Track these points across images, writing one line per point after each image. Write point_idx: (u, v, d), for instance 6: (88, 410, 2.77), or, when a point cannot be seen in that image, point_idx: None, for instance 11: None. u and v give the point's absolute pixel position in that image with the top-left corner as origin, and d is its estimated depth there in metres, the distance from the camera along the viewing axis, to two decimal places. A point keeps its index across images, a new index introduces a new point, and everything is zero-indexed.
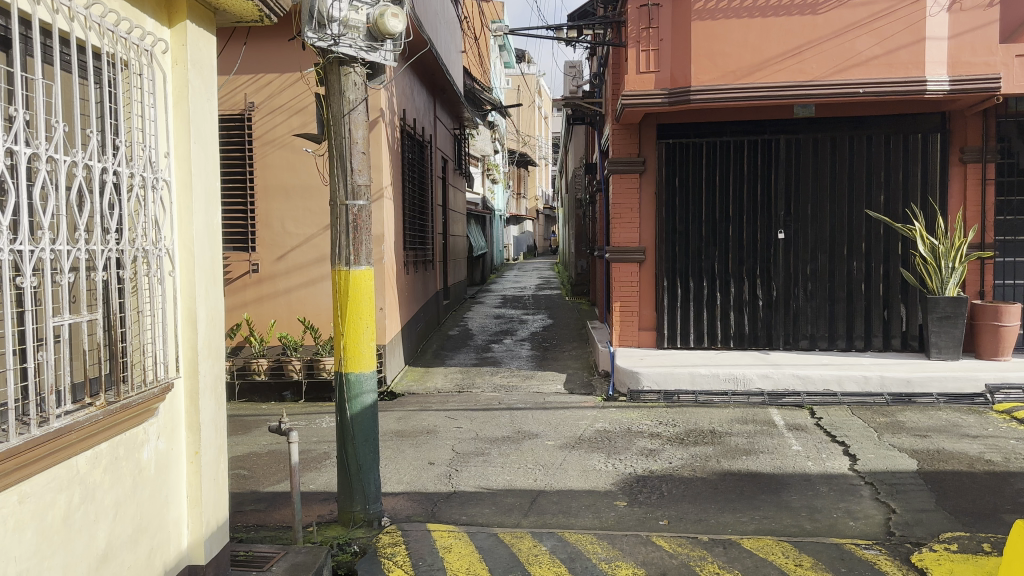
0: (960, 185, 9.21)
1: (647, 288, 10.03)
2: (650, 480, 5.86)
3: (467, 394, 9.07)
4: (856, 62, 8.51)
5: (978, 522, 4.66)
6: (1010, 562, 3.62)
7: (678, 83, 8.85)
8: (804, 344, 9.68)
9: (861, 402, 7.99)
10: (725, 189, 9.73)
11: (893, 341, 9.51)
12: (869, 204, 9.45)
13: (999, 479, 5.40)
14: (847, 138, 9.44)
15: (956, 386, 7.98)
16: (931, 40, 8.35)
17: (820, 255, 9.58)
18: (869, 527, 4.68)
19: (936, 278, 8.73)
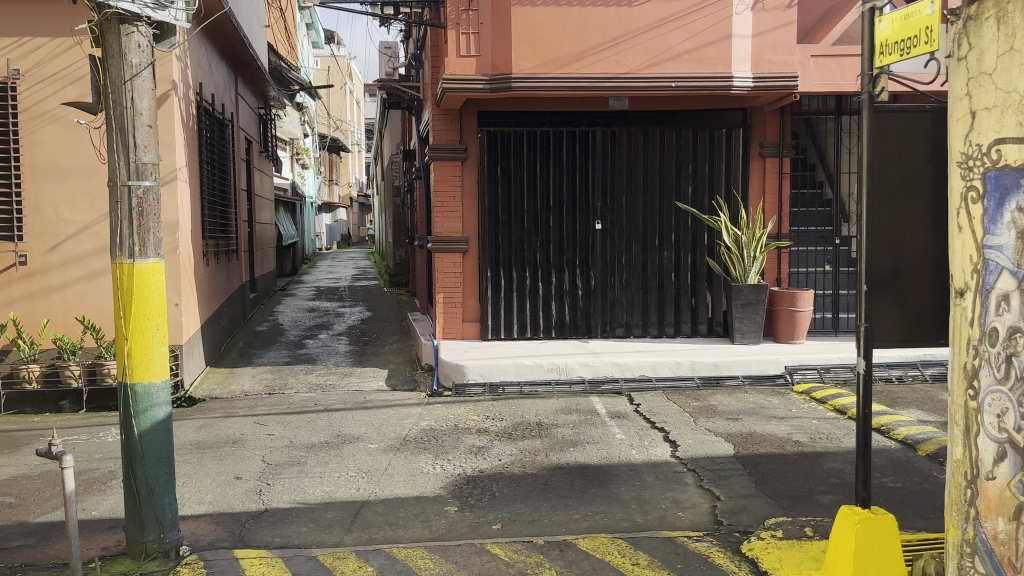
0: (759, 178, 9.76)
1: (470, 279, 9.77)
2: (480, 480, 5.60)
3: (279, 397, 8.37)
4: (669, 56, 8.73)
5: (796, 505, 4.91)
6: (839, 546, 3.88)
7: (498, 69, 8.65)
8: (620, 331, 9.90)
9: (674, 387, 8.27)
10: (546, 179, 9.69)
11: (700, 327, 9.98)
12: (678, 196, 9.81)
13: (808, 460, 5.74)
14: (657, 131, 9.72)
15: (759, 368, 8.47)
16: (736, 37, 8.75)
17: (634, 245, 9.83)
18: (697, 517, 4.78)
19: (739, 267, 9.22)
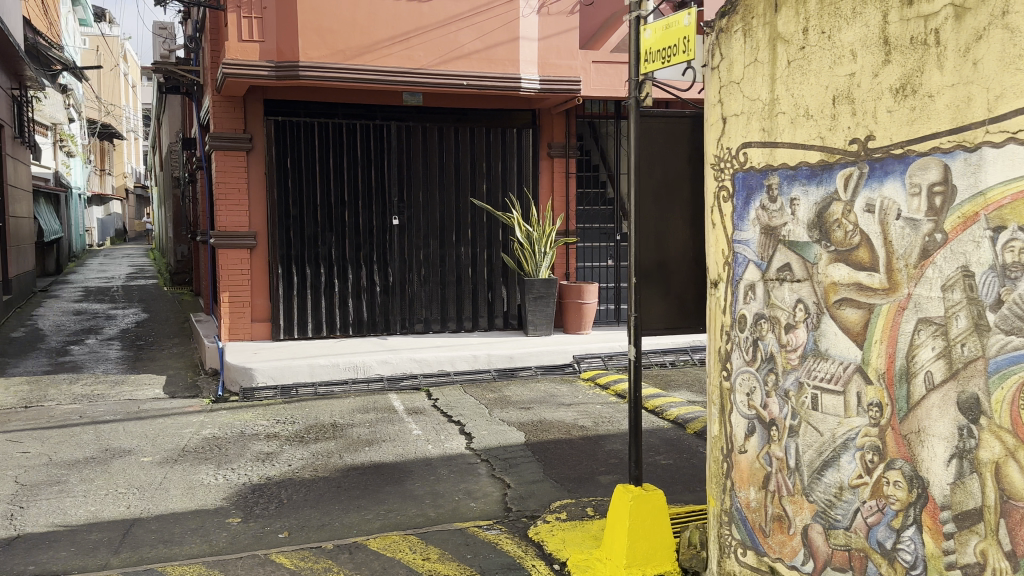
0: (549, 177, 10.13)
1: (260, 276, 9.30)
2: (267, 487, 5.34)
3: (37, 410, 7.47)
4: (459, 54, 8.83)
5: (580, 487, 5.18)
6: (614, 524, 4.14)
7: (284, 56, 8.28)
8: (419, 327, 9.90)
9: (471, 379, 8.42)
10: (340, 173, 9.44)
11: (496, 321, 10.20)
12: (473, 193, 9.97)
13: (592, 443, 6.07)
14: (451, 128, 9.81)
15: (550, 359, 8.82)
16: (523, 39, 9.03)
17: (431, 241, 9.86)
18: (488, 506, 4.91)
19: (531, 261, 9.55)
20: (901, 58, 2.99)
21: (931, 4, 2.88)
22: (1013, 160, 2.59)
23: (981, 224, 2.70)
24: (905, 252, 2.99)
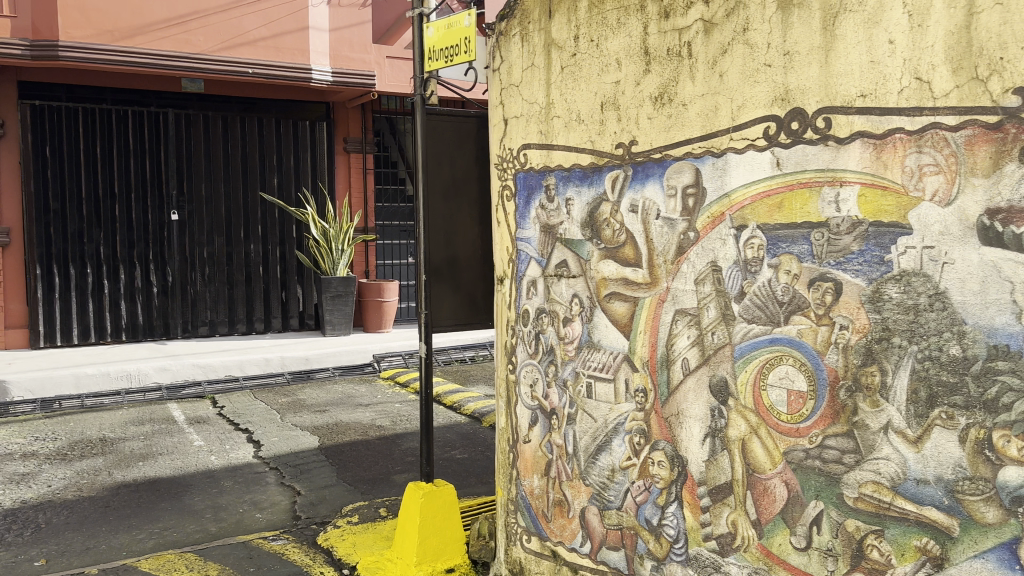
0: (345, 173, 9.96)
1: (13, 278, 8.32)
2: (20, 512, 4.79)
3: None
4: (244, 41, 8.42)
5: (374, 488, 5.13)
6: (405, 521, 4.12)
7: (41, 35, 7.50)
8: (204, 330, 9.34)
9: (263, 384, 8.05)
10: (110, 164, 8.67)
11: (291, 321, 9.86)
12: (263, 187, 9.55)
13: (388, 442, 6.02)
14: (237, 118, 9.34)
15: (348, 359, 8.65)
16: (313, 29, 8.76)
17: (217, 238, 9.32)
18: (275, 516, 4.72)
19: (328, 259, 9.38)
20: (658, 68, 3.22)
21: (683, 18, 3.11)
22: (754, 165, 2.86)
23: (727, 223, 2.95)
24: (664, 249, 3.18)
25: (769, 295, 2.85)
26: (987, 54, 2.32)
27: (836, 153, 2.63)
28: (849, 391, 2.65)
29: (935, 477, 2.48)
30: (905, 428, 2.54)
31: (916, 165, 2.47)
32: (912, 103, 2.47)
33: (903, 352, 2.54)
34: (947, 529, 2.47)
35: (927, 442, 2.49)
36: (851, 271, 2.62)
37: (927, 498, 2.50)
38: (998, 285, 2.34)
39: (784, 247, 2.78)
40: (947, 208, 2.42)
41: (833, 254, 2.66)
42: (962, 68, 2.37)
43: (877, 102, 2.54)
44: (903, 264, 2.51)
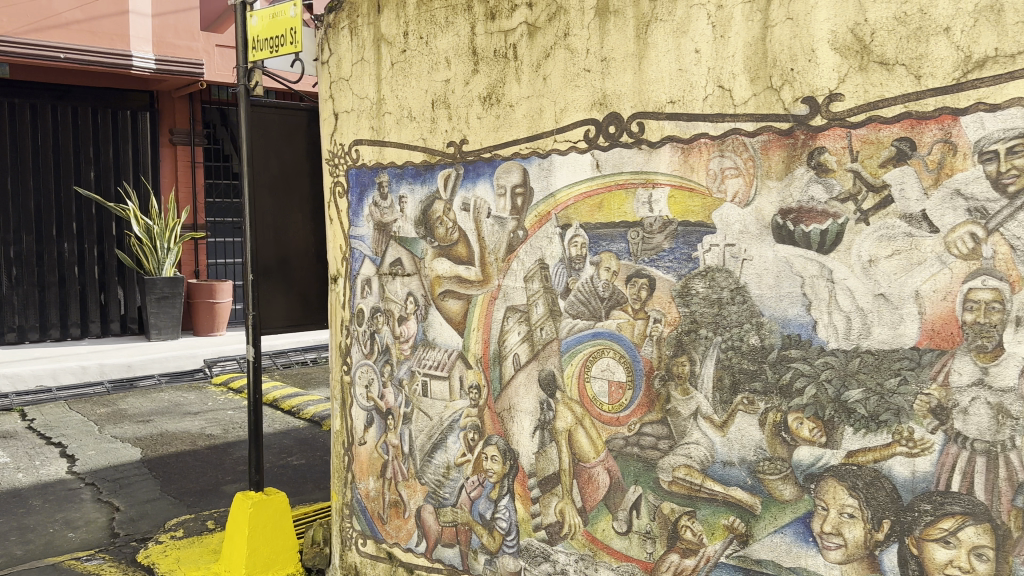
0: (171, 167, 9.43)
1: None
2: None
3: None
4: (55, 23, 7.74)
5: (201, 500, 4.87)
6: (235, 532, 3.95)
7: None
8: (10, 337, 8.50)
9: (79, 395, 7.44)
10: None
11: (112, 326, 9.19)
12: (78, 181, 8.81)
13: (219, 452, 5.75)
14: (48, 105, 8.55)
15: (176, 365, 8.18)
16: (134, 14, 8.20)
17: (24, 236, 8.50)
18: (91, 535, 4.38)
19: (152, 259, 8.83)
20: (486, 69, 3.22)
21: (509, 21, 3.14)
22: (575, 166, 2.93)
23: (553, 223, 3.01)
24: (495, 247, 3.20)
25: (591, 291, 2.92)
26: (779, 66, 2.48)
27: (649, 156, 2.74)
28: (663, 379, 2.76)
29: (739, 458, 2.61)
30: (712, 413, 2.66)
31: (719, 168, 2.59)
32: (715, 110, 2.60)
33: (709, 342, 2.65)
34: (749, 507, 2.60)
35: (731, 426, 2.62)
36: (663, 267, 2.73)
37: (733, 478, 2.63)
38: (790, 278, 2.48)
39: (604, 245, 2.87)
40: (747, 208, 2.55)
41: (647, 252, 2.76)
42: (758, 78, 2.51)
43: (684, 108, 2.67)
44: (708, 260, 2.64)
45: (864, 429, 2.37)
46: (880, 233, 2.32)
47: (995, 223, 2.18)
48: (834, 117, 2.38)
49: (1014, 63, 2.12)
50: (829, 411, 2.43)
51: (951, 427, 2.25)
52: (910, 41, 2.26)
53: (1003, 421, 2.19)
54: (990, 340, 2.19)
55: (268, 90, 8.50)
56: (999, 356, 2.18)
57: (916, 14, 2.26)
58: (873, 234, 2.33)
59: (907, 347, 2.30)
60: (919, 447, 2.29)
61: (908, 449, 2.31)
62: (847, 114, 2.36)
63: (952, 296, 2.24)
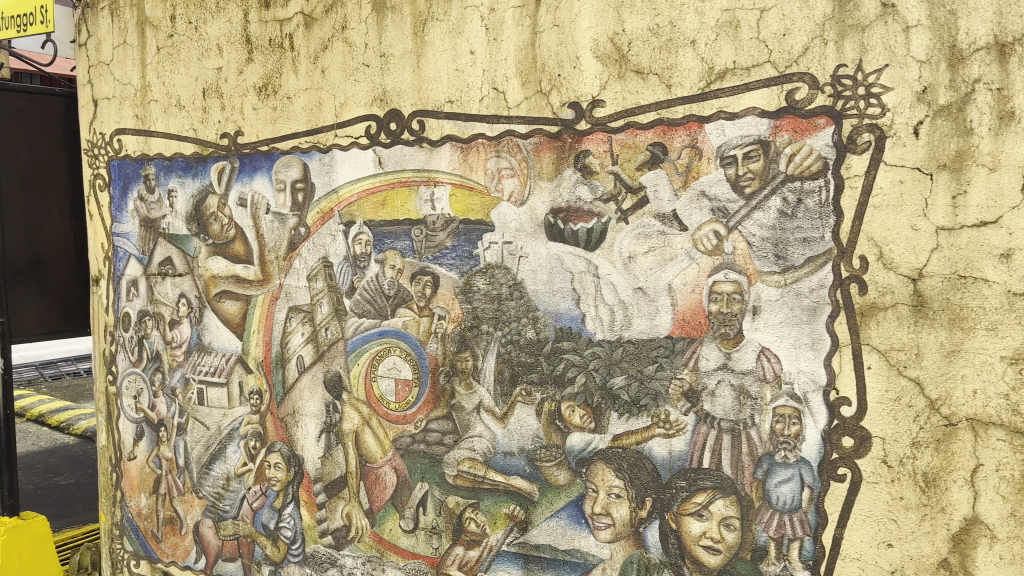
0: None
1: None
2: None
3: None
4: None
5: None
6: None
7: None
8: None
9: None
10: None
11: None
12: None
13: None
14: None
15: None
16: None
17: None
18: None
19: None
20: (261, 58, 2.97)
21: (284, 9, 2.88)
22: (357, 162, 2.72)
23: (336, 220, 2.78)
24: (275, 245, 2.95)
25: (377, 290, 2.72)
26: (548, 70, 2.36)
27: (430, 155, 2.57)
28: (448, 376, 2.61)
29: (518, 448, 2.48)
30: (493, 406, 2.52)
31: (496, 168, 2.45)
32: (491, 111, 2.45)
33: (490, 338, 2.52)
34: (528, 494, 2.47)
35: (511, 418, 2.49)
36: (446, 266, 2.58)
37: (513, 468, 2.49)
38: (561, 274, 2.38)
39: (388, 243, 2.68)
40: (521, 208, 2.42)
41: (430, 250, 2.61)
42: (529, 81, 2.39)
43: (463, 109, 2.51)
44: (488, 258, 2.50)
45: (627, 413, 2.30)
46: (639, 231, 2.25)
47: (734, 223, 2.13)
48: (596, 122, 2.28)
49: (749, 75, 2.07)
50: (596, 398, 2.34)
51: (701, 408, 2.20)
52: (661, 52, 2.18)
53: (744, 401, 2.15)
54: (732, 328, 2.15)
55: (16, 72, 7.74)
56: (739, 342, 2.14)
57: (666, 26, 2.16)
58: (632, 232, 2.26)
59: (662, 336, 2.24)
60: (675, 427, 2.23)
61: (665, 430, 2.25)
62: (607, 120, 2.26)
63: (700, 288, 2.18)
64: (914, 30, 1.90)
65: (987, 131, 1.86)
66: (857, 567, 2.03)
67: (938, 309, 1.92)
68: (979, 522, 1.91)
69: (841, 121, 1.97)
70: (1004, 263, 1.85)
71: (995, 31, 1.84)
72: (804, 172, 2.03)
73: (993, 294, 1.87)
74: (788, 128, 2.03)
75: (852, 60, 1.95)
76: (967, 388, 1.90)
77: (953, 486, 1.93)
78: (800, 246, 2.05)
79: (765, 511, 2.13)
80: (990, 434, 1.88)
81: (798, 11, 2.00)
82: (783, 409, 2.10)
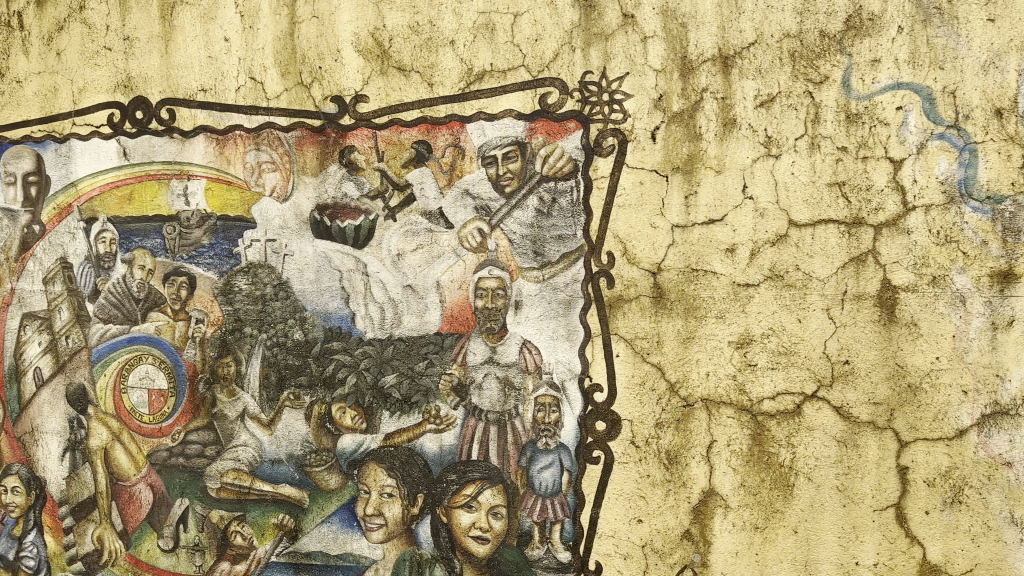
0: None
1: None
2: None
3: None
4: None
5: None
6: None
7: None
8: None
9: None
10: None
11: None
12: None
13: None
14: None
15: None
16: None
17: None
18: None
19: None
20: None
21: None
22: (98, 153, 2.35)
23: (74, 216, 2.37)
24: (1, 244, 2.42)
25: (124, 293, 2.34)
26: (308, 62, 2.21)
27: (182, 146, 2.29)
28: (208, 384, 2.28)
29: (287, 455, 2.22)
30: (258, 412, 2.24)
31: (255, 162, 2.24)
32: (248, 102, 2.25)
33: (254, 341, 2.25)
34: (297, 501, 2.22)
35: (278, 424, 2.23)
36: (203, 265, 2.29)
37: (281, 475, 2.23)
38: (329, 273, 2.21)
39: (137, 241, 2.33)
40: (284, 204, 2.23)
41: (185, 248, 2.30)
42: (288, 72, 2.22)
43: (217, 98, 2.27)
44: (250, 257, 2.25)
45: (399, 412, 2.15)
46: (405, 229, 2.16)
47: (496, 221, 2.10)
48: (360, 118, 2.17)
49: (505, 78, 2.09)
50: (368, 398, 2.17)
51: (470, 402, 2.11)
52: (421, 51, 2.13)
53: (509, 392, 2.09)
54: (496, 322, 2.10)
55: None
56: (504, 335, 2.09)
57: (426, 25, 2.13)
58: (399, 230, 2.16)
59: (431, 333, 2.14)
60: (444, 423, 2.12)
61: (436, 426, 2.13)
62: (371, 116, 2.17)
63: (466, 285, 2.12)
64: (651, 41, 2.00)
65: (714, 137, 1.98)
66: (612, 545, 2.03)
67: (675, 299, 2.00)
68: (716, 493, 1.98)
69: (589, 125, 2.04)
70: (730, 256, 1.97)
71: (719, 43, 1.97)
72: (557, 173, 2.06)
73: (721, 285, 1.98)
74: (541, 131, 2.07)
75: (597, 67, 2.03)
76: (701, 371, 1.99)
77: (691, 462, 1.99)
78: (556, 243, 2.06)
79: (529, 498, 2.07)
80: (722, 412, 1.97)
81: (548, 17, 2.06)
82: (544, 398, 2.07)
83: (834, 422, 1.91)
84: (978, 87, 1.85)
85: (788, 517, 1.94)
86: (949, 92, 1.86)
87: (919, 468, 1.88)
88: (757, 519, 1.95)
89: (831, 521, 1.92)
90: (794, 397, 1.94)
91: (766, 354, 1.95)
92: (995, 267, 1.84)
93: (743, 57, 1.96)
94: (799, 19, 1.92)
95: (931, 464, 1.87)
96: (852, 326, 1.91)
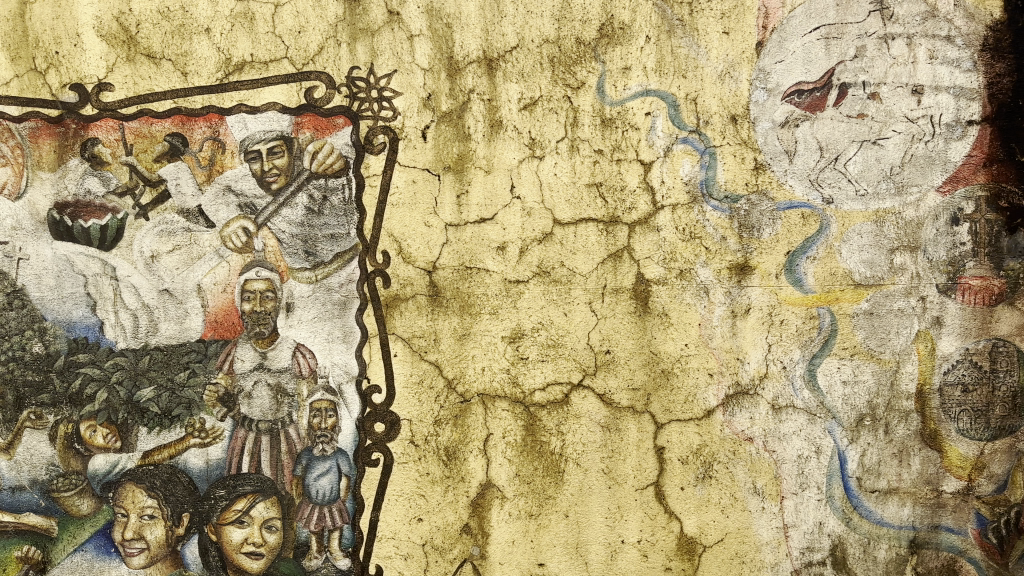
0: None
1: None
2: None
3: None
4: None
5: None
6: None
7: None
8: None
9: None
10: None
11: None
12: None
13: None
14: None
15: None
16: None
17: None
18: None
19: None
20: None
21: None
22: None
23: None
24: None
25: None
26: (42, 46, 1.99)
27: None
28: None
29: (29, 481, 2.00)
30: None
31: None
32: None
33: None
34: (45, 531, 2.01)
35: (18, 448, 2.00)
36: None
37: (24, 504, 2.00)
38: (72, 278, 2.00)
39: None
40: (17, 202, 2.00)
41: None
42: (19, 57, 1.99)
43: None
44: None
45: (158, 427, 2.00)
46: (160, 229, 2.01)
47: (262, 220, 2.01)
48: (105, 107, 1.99)
49: (267, 70, 2.00)
50: (122, 414, 2.00)
51: (238, 412, 2.00)
52: (174, 37, 1.99)
53: (281, 399, 2.01)
54: (266, 326, 2.01)
55: None
56: (274, 340, 2.01)
57: (178, 10, 1.99)
58: (153, 229, 2.01)
59: (194, 340, 2.01)
60: (210, 435, 2.00)
61: (200, 440, 2.00)
62: (118, 105, 1.99)
63: (231, 288, 2.01)
64: (417, 39, 2.00)
65: (482, 137, 2.01)
66: (392, 546, 2.02)
67: (450, 297, 2.02)
68: (493, 485, 2.02)
69: (357, 122, 2.00)
70: (500, 254, 2.02)
71: (484, 46, 2.01)
72: (327, 171, 2.01)
73: (492, 282, 2.02)
74: (309, 126, 2.01)
75: (364, 63, 2.00)
76: (476, 367, 2.02)
77: (468, 456, 2.02)
78: (328, 242, 2.01)
79: (305, 507, 2.01)
80: (496, 405, 2.02)
81: (311, 9, 2.00)
82: (319, 403, 2.01)
83: (598, 409, 2.02)
84: (715, 95, 2.02)
85: (560, 502, 2.02)
86: (691, 100, 2.02)
87: (674, 447, 2.02)
88: (531, 506, 2.02)
89: (598, 502, 2.02)
90: (561, 386, 2.02)
91: (536, 347, 2.02)
92: (732, 260, 2.02)
93: (506, 60, 2.01)
94: (557, 25, 2.01)
95: (684, 443, 2.02)
96: (611, 318, 2.02)
